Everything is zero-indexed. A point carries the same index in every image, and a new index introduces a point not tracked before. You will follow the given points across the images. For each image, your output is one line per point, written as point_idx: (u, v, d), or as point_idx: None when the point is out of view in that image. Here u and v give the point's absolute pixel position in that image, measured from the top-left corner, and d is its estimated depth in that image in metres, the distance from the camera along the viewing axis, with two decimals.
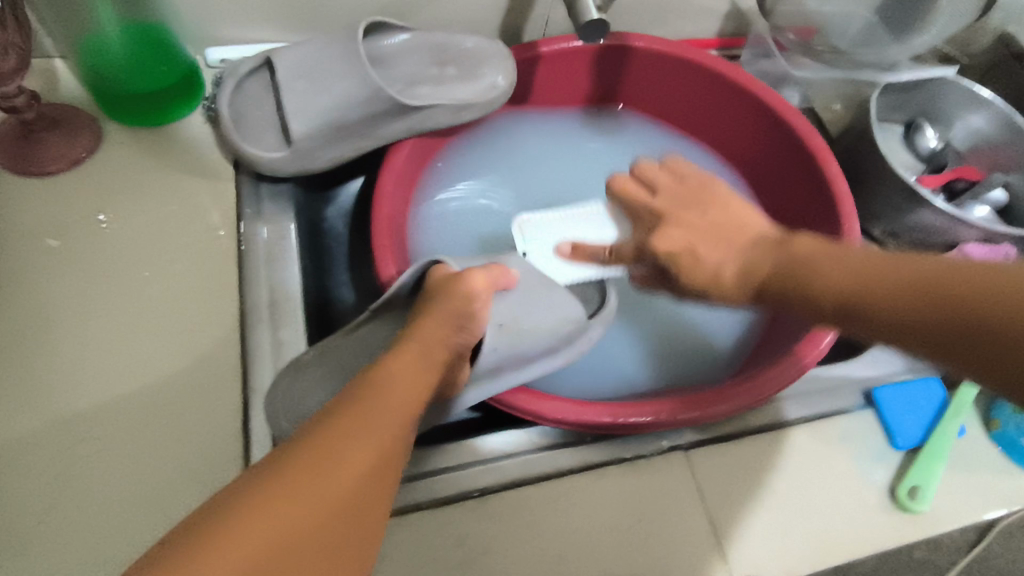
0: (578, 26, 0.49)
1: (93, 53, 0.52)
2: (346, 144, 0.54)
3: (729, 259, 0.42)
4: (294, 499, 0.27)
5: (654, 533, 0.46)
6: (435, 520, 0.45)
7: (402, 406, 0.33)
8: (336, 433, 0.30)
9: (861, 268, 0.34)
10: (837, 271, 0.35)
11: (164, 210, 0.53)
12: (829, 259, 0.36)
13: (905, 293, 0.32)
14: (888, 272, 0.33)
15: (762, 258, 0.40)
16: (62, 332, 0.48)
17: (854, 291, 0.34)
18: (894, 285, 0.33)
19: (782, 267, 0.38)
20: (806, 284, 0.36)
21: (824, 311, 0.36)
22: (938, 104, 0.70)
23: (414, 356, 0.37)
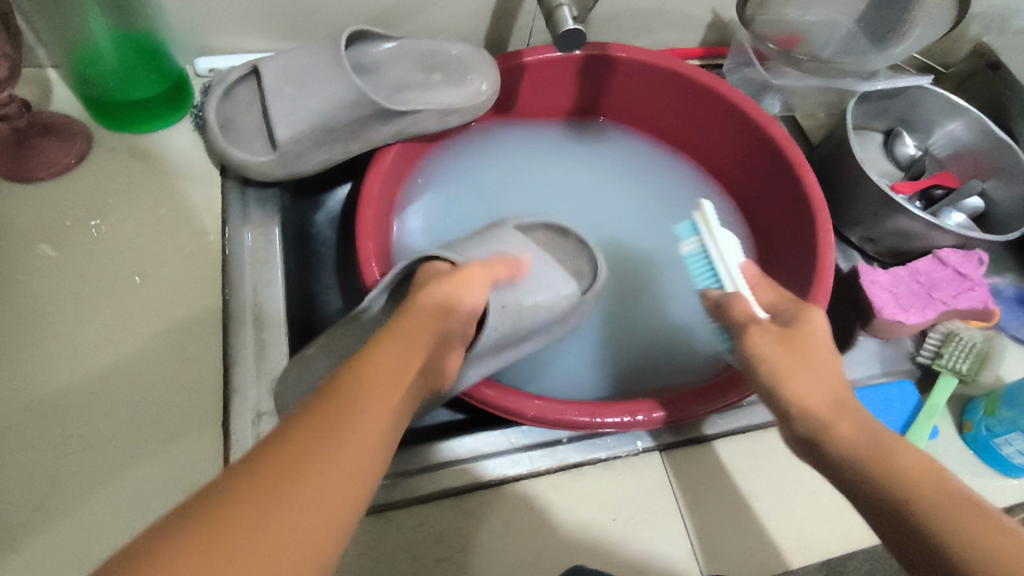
0: (556, 36, 0.50)
1: (86, 62, 0.53)
2: (332, 148, 0.55)
3: (819, 402, 0.39)
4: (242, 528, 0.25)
5: (629, 532, 0.47)
6: (414, 517, 0.46)
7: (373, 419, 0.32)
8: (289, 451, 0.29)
9: (940, 488, 0.33)
10: (908, 475, 0.34)
11: (153, 215, 0.55)
12: (899, 455, 0.35)
13: (976, 526, 0.31)
14: (953, 499, 0.33)
15: (833, 417, 0.38)
16: (51, 334, 0.49)
17: (915, 507, 0.33)
18: (898, 461, 0.35)
19: (863, 446, 0.36)
20: (898, 471, 0.34)
21: (902, 524, 0.33)
22: (916, 112, 0.72)
23: (388, 361, 0.36)
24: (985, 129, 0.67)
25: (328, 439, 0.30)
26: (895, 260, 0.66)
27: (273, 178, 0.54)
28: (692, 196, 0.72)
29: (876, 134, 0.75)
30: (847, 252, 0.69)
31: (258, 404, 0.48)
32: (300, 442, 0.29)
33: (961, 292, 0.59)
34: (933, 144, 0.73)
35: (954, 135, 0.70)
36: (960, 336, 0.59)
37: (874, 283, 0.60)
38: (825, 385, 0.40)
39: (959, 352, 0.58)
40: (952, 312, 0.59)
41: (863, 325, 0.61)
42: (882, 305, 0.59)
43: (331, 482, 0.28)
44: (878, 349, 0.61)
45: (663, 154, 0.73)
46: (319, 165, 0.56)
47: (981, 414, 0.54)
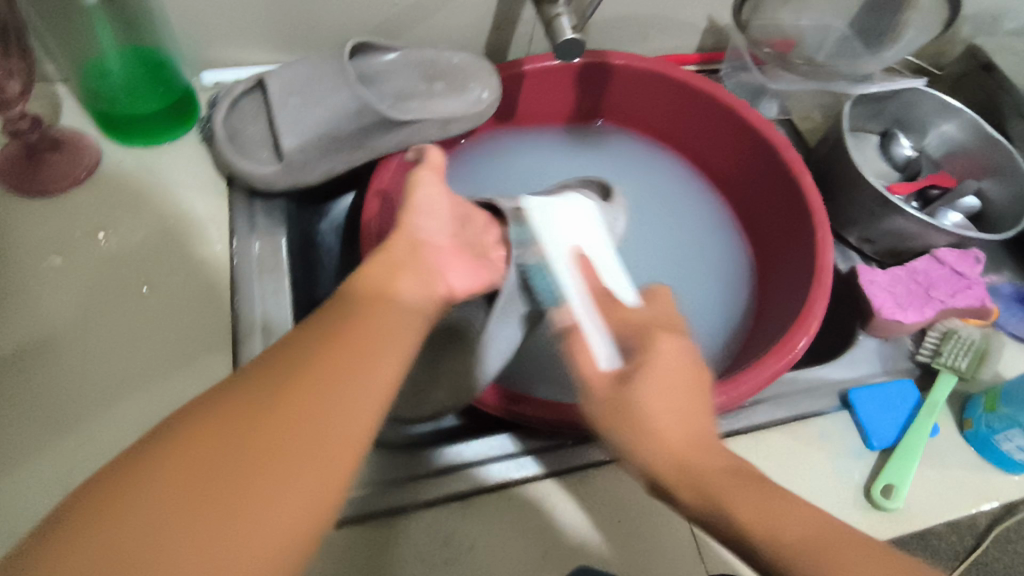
0: (554, 45, 0.51)
1: (95, 76, 0.54)
2: (337, 157, 0.55)
3: (689, 453, 0.39)
4: (212, 446, 0.29)
5: (634, 532, 0.48)
6: (422, 521, 0.46)
7: (341, 356, 0.34)
8: (293, 403, 0.32)
9: (808, 523, 0.36)
10: (770, 520, 0.36)
11: (162, 225, 0.55)
12: (755, 498, 0.37)
13: (834, 566, 0.34)
14: (813, 534, 0.36)
15: (695, 469, 0.38)
16: (62, 343, 0.50)
17: (789, 552, 0.35)
18: (750, 502, 0.37)
19: (707, 498, 0.37)
20: (749, 514, 0.36)
21: (758, 558, 0.36)
22: (911, 113, 0.73)
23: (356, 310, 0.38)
24: (980, 129, 0.68)
25: (333, 402, 0.32)
26: (893, 259, 0.67)
27: (279, 189, 0.55)
28: (691, 199, 0.73)
29: (873, 136, 0.76)
30: (846, 253, 0.70)
31: None
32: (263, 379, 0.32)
33: (959, 290, 0.60)
34: (928, 145, 0.74)
35: (948, 136, 0.71)
36: (958, 334, 0.59)
37: (873, 283, 0.61)
38: (682, 425, 0.40)
39: (958, 349, 0.58)
40: (950, 311, 0.60)
41: (862, 324, 0.62)
42: (880, 304, 0.60)
43: (309, 450, 0.31)
44: (877, 347, 0.62)
45: (661, 158, 0.74)
46: (325, 176, 0.56)
47: (980, 411, 0.55)
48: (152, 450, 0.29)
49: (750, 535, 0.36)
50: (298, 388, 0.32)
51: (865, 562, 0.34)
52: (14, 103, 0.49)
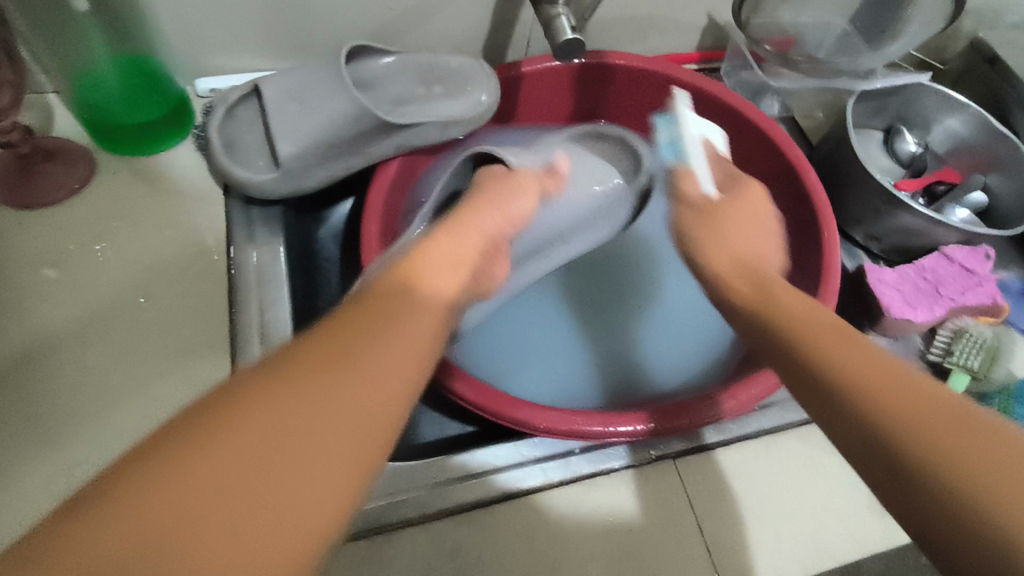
0: (554, 46, 0.50)
1: (88, 87, 0.54)
2: (335, 163, 0.54)
3: (727, 265, 0.46)
4: (270, 429, 0.25)
5: (645, 540, 0.47)
6: (429, 533, 0.45)
7: (396, 334, 0.31)
8: (353, 328, 0.30)
9: (915, 392, 0.30)
10: (859, 377, 0.32)
11: (158, 236, 0.54)
12: (863, 366, 0.32)
13: (841, 351, 0.34)
14: (931, 402, 0.30)
15: (748, 280, 0.44)
16: (59, 358, 0.49)
17: (870, 412, 0.30)
18: (854, 370, 0.32)
19: (804, 371, 0.35)
20: (833, 365, 0.33)
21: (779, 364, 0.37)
22: (915, 109, 0.72)
23: (417, 295, 0.35)
24: (986, 123, 0.67)
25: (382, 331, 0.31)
26: (901, 257, 0.66)
27: (276, 197, 0.54)
28: None
29: (876, 132, 0.74)
30: (852, 251, 0.68)
31: None
32: (319, 354, 0.28)
33: (968, 288, 0.59)
34: (932, 141, 0.73)
35: (953, 131, 0.70)
36: (969, 332, 0.58)
37: (880, 282, 0.60)
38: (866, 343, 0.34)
39: (969, 348, 0.58)
40: (960, 309, 0.59)
41: (871, 324, 0.61)
42: (888, 304, 0.59)
43: (370, 373, 0.29)
44: (887, 347, 0.61)
45: None
46: (322, 182, 0.55)
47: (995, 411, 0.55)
48: (198, 426, 0.25)
49: (837, 392, 0.32)
50: (360, 368, 0.29)
51: (975, 435, 0.28)
52: (6, 115, 0.48)
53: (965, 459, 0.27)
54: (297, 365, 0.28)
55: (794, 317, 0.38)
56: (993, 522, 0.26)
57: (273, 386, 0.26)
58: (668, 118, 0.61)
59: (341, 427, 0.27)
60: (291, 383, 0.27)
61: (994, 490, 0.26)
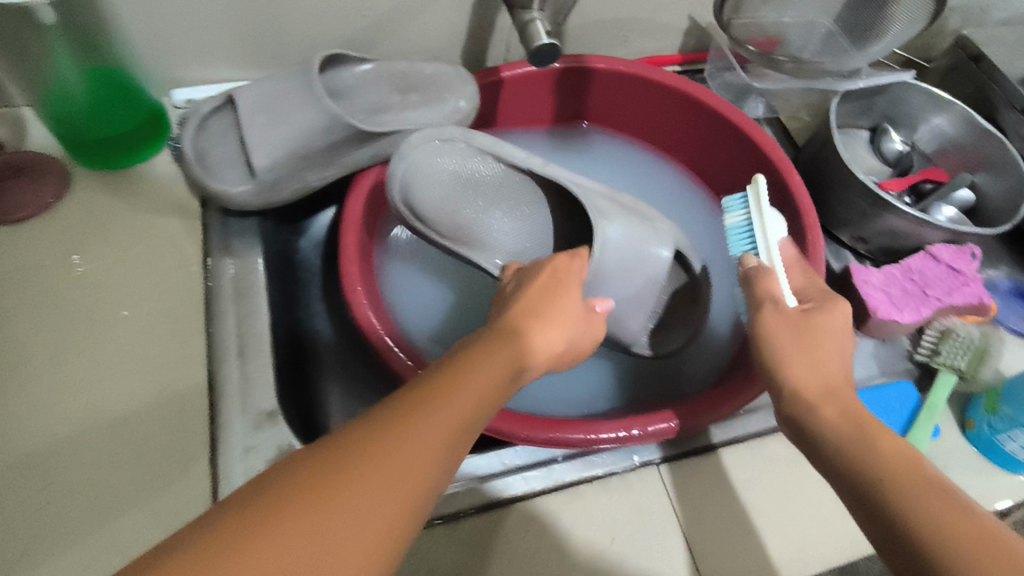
0: (529, 51, 0.50)
1: (56, 102, 0.52)
2: (310, 173, 0.54)
3: (808, 379, 0.41)
4: (313, 547, 0.23)
5: (628, 551, 0.46)
6: (407, 547, 0.45)
7: (436, 433, 0.28)
8: (395, 422, 0.28)
9: (916, 468, 0.34)
10: (872, 453, 0.35)
11: (134, 249, 0.54)
12: (879, 439, 0.36)
13: (908, 489, 0.33)
14: (923, 480, 0.33)
15: (819, 392, 0.40)
16: (30, 375, 0.48)
17: (874, 477, 0.34)
18: (868, 443, 0.36)
19: (837, 437, 0.38)
20: (839, 435, 0.37)
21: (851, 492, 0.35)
22: (901, 108, 0.71)
23: (467, 390, 0.31)
24: (971, 122, 0.66)
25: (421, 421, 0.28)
26: (887, 258, 0.66)
27: (250, 208, 0.53)
28: (679, 201, 0.71)
29: (863, 131, 0.75)
30: (838, 252, 0.68)
31: (243, 439, 0.46)
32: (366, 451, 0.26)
33: (955, 287, 0.58)
34: (919, 139, 0.73)
35: (939, 129, 0.70)
36: (956, 333, 0.58)
37: (866, 283, 0.59)
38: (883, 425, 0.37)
39: (956, 349, 0.57)
40: (948, 309, 0.58)
41: (858, 326, 0.60)
42: (875, 305, 0.58)
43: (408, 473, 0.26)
44: (874, 348, 0.60)
45: (647, 161, 0.73)
46: (295, 194, 0.55)
47: (982, 411, 0.53)
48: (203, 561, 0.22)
49: (850, 459, 0.36)
50: (406, 470, 0.26)
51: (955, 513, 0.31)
52: None
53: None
54: (335, 468, 0.25)
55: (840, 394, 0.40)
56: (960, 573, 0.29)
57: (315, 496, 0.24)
58: (743, 204, 0.56)
59: (375, 532, 0.25)
60: (330, 489, 0.25)
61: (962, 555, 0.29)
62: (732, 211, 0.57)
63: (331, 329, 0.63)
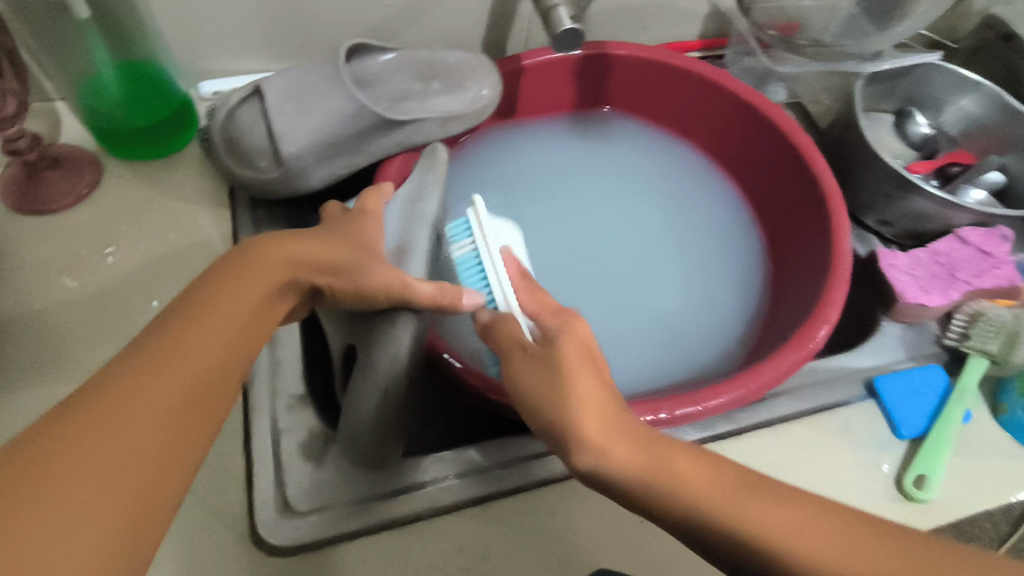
0: (552, 36, 0.50)
1: (91, 92, 0.54)
2: (336, 162, 0.54)
3: (595, 407, 0.36)
4: (75, 460, 0.26)
5: (655, 532, 0.46)
6: (437, 528, 0.45)
7: (158, 398, 0.30)
8: (108, 397, 0.29)
9: (746, 486, 0.32)
10: (721, 502, 0.31)
11: (163, 238, 0.55)
12: (703, 479, 0.32)
13: (753, 508, 0.31)
14: (763, 504, 0.31)
15: (617, 435, 0.35)
16: (67, 360, 0.49)
17: (739, 530, 0.30)
18: (704, 486, 0.32)
19: (675, 498, 0.32)
20: (684, 500, 0.32)
21: (696, 530, 0.32)
22: (925, 90, 0.70)
23: (192, 353, 0.32)
24: (1000, 102, 0.65)
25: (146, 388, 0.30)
26: (913, 242, 0.65)
27: (279, 195, 0.55)
28: (702, 189, 0.71)
29: (886, 115, 0.73)
30: (863, 237, 0.67)
31: (276, 422, 0.47)
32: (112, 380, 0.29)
33: (984, 270, 0.57)
34: (944, 122, 0.71)
35: (966, 111, 0.69)
36: (987, 315, 0.55)
37: (893, 267, 0.59)
38: (676, 443, 0.34)
39: (987, 332, 0.55)
40: (977, 292, 0.58)
41: (884, 309, 0.60)
42: (902, 288, 0.57)
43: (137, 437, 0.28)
44: (901, 332, 0.59)
45: (670, 148, 0.72)
46: (324, 182, 0.55)
47: (1015, 396, 0.53)
48: None
49: (706, 519, 0.31)
50: (166, 381, 0.30)
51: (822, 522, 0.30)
52: (13, 122, 0.49)
53: None
54: (67, 427, 0.27)
55: (624, 438, 0.35)
56: None
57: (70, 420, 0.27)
58: (468, 229, 0.49)
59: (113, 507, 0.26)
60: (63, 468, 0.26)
61: None
62: (456, 242, 0.49)
63: None
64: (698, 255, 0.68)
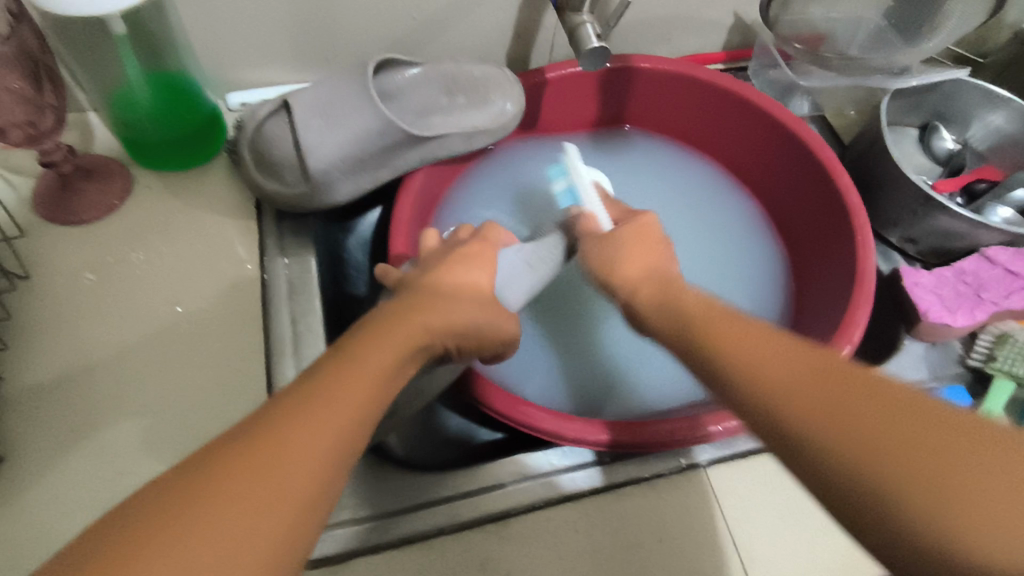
0: (579, 54, 0.50)
1: (123, 106, 0.54)
2: (363, 177, 0.55)
3: (648, 290, 0.45)
4: (237, 494, 0.27)
5: (676, 551, 0.46)
6: (460, 543, 0.45)
7: (319, 436, 0.29)
8: (276, 428, 0.29)
9: (837, 390, 0.30)
10: (807, 394, 0.30)
11: (193, 248, 0.56)
12: (791, 369, 0.32)
13: (820, 399, 0.30)
14: (850, 396, 0.29)
15: (710, 337, 0.36)
16: (98, 369, 0.50)
17: (825, 426, 0.29)
18: (790, 387, 0.31)
19: (756, 409, 0.32)
20: (765, 388, 0.32)
21: (777, 431, 0.31)
22: (952, 105, 0.69)
23: (355, 392, 0.32)
24: None
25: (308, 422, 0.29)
26: (939, 259, 0.64)
27: (308, 209, 0.55)
28: (722, 205, 0.71)
29: (910, 129, 0.73)
30: (886, 254, 0.67)
31: None
32: (274, 429, 0.29)
33: (1013, 291, 0.57)
34: (971, 137, 0.71)
35: (994, 127, 0.68)
36: (1014, 338, 0.56)
37: (917, 286, 0.58)
38: (786, 341, 0.34)
39: (1013, 355, 0.55)
40: (1004, 313, 0.57)
41: (907, 329, 0.60)
42: (926, 308, 0.57)
43: (292, 467, 0.28)
44: (925, 352, 0.59)
45: (691, 163, 0.72)
46: (351, 196, 0.56)
47: None
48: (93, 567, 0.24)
49: (784, 415, 0.30)
50: (334, 423, 0.30)
51: (926, 428, 0.28)
52: (49, 138, 0.49)
53: (986, 524, 0.25)
54: (234, 456, 0.28)
55: (709, 326, 0.37)
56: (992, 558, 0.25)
57: (259, 442, 0.28)
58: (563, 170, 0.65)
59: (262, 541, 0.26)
60: (224, 489, 0.26)
61: (966, 485, 0.26)
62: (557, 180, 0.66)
63: (370, 290, 0.64)
64: (714, 272, 0.68)
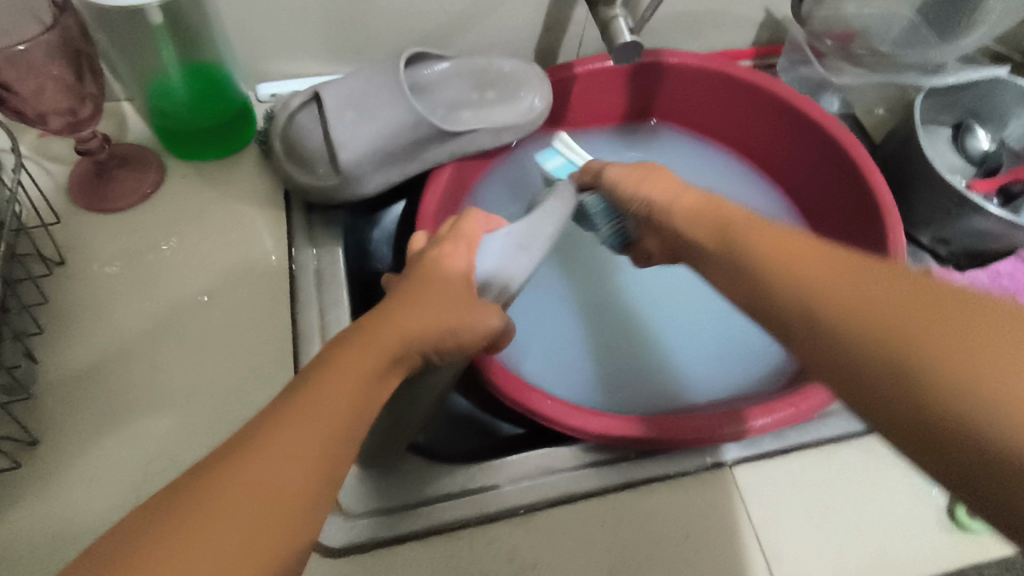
0: (612, 49, 0.50)
1: (159, 96, 0.55)
2: (394, 168, 0.55)
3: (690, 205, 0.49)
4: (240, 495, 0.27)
5: (703, 548, 0.46)
6: (485, 535, 0.45)
7: (314, 430, 0.30)
8: (270, 431, 0.29)
9: (881, 284, 0.31)
10: (812, 279, 0.34)
11: (222, 237, 0.56)
12: (818, 267, 0.35)
13: (880, 307, 0.30)
14: (873, 287, 0.31)
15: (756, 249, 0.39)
16: (130, 354, 0.51)
17: (828, 310, 0.32)
18: (815, 276, 0.34)
19: (785, 300, 0.35)
20: (789, 283, 0.35)
21: (794, 318, 0.34)
22: (989, 103, 0.68)
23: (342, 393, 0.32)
24: None
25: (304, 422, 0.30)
26: (971, 261, 0.63)
27: (337, 202, 0.55)
28: (748, 202, 0.70)
29: (944, 128, 0.71)
30: (918, 255, 0.65)
31: None
32: (220, 488, 0.27)
33: None
34: (1008, 136, 0.69)
35: None
36: None
37: None
38: (839, 252, 0.35)
39: None
40: None
41: None
42: None
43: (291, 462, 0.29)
44: None
45: (717, 160, 0.72)
46: (381, 187, 0.56)
47: None
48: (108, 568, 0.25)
49: (810, 306, 0.33)
50: (325, 422, 0.31)
51: (960, 326, 0.28)
52: (87, 125, 0.50)
53: (989, 380, 0.26)
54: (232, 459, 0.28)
55: (756, 256, 0.39)
56: (992, 408, 0.25)
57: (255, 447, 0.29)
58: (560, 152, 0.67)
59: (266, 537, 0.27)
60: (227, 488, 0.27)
61: (990, 372, 0.26)
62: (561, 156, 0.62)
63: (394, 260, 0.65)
64: None
